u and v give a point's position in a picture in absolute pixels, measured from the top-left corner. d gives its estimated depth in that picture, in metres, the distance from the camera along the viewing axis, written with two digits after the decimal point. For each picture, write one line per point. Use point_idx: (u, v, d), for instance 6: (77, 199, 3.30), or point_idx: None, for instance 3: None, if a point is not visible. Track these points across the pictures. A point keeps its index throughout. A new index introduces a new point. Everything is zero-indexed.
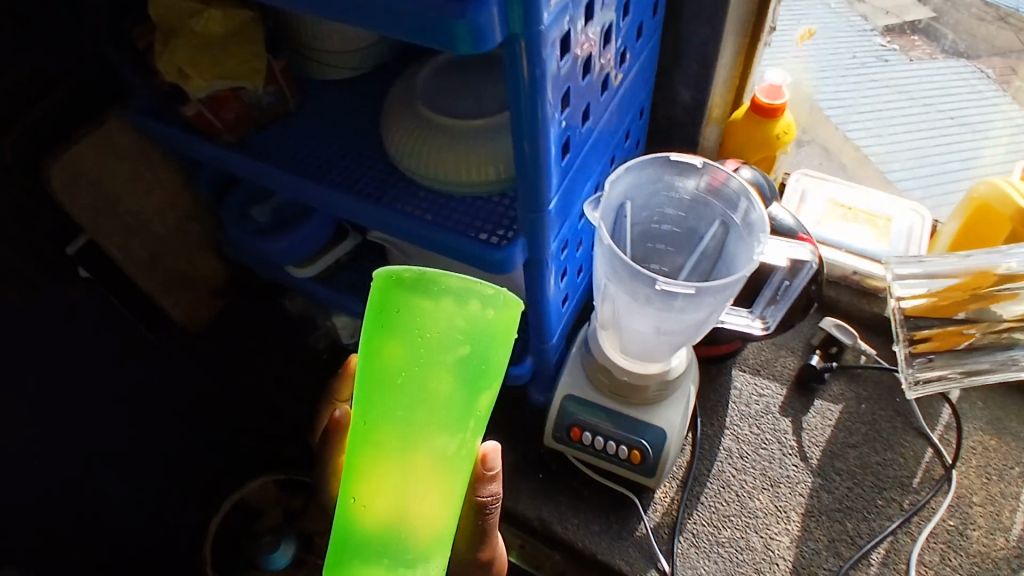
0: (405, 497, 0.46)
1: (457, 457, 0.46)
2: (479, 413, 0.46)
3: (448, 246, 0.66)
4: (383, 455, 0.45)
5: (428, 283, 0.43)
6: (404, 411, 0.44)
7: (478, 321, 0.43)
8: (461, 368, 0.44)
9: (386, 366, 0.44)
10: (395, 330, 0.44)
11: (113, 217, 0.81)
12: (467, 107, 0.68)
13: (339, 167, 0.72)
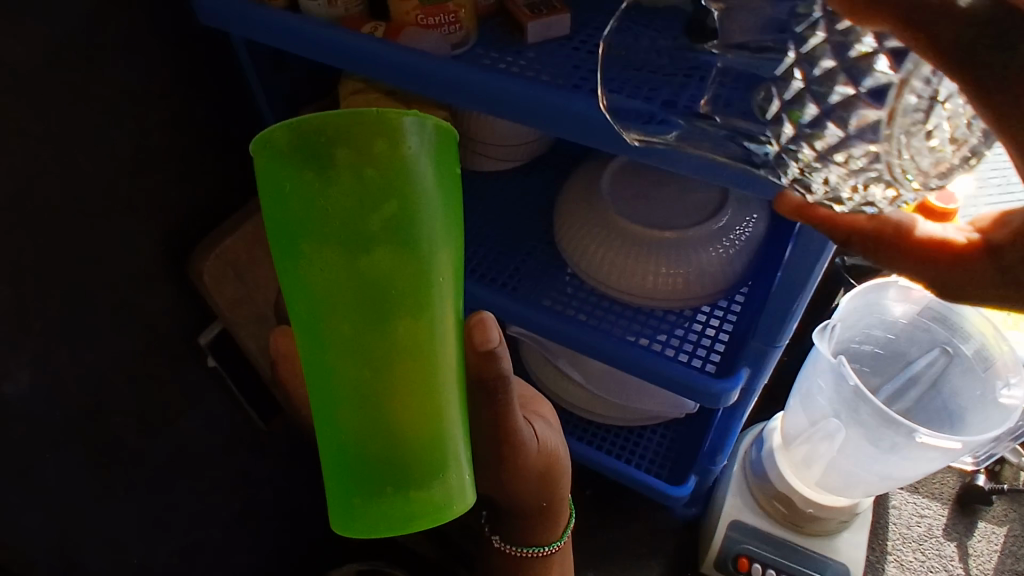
0: (387, 410, 0.37)
1: (430, 339, 0.37)
2: (442, 273, 0.36)
3: (639, 370, 0.61)
4: (343, 366, 0.37)
5: (303, 137, 0.32)
6: (340, 309, 0.35)
7: (395, 170, 0.33)
8: (394, 235, 0.34)
9: (308, 263, 0.35)
10: (297, 213, 0.34)
11: (250, 306, 0.76)
12: (664, 218, 0.63)
13: (528, 279, 0.68)
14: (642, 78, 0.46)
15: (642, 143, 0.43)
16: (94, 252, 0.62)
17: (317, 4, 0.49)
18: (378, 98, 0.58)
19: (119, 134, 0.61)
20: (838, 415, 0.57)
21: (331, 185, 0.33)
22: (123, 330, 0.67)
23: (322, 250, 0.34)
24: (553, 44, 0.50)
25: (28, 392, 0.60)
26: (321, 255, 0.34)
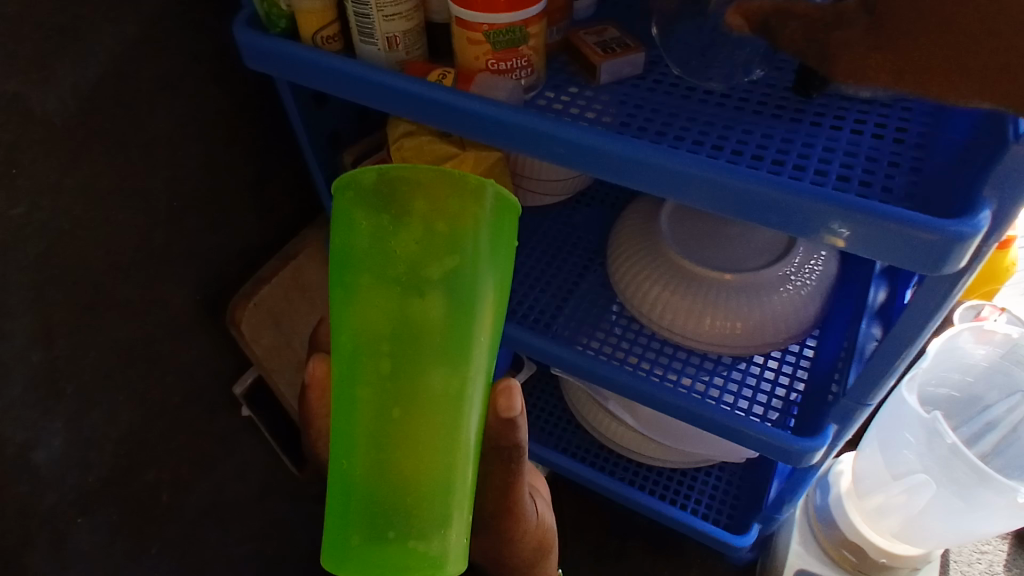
0: (396, 459, 0.33)
1: (462, 399, 0.33)
2: (483, 336, 0.34)
3: (710, 425, 0.56)
4: (364, 406, 0.33)
5: (390, 181, 0.32)
6: (379, 346, 0.33)
7: (467, 226, 0.32)
8: (450, 284, 0.32)
9: (360, 302, 0.33)
10: (359, 248, 0.33)
11: (287, 353, 0.73)
12: (730, 257, 0.59)
13: (572, 318, 0.64)
14: (731, 123, 0.43)
15: (745, 197, 0.38)
16: (128, 307, 0.60)
17: (377, 49, 0.45)
18: (428, 142, 0.55)
19: (158, 186, 0.58)
20: (926, 470, 0.55)
21: (401, 228, 0.32)
22: (157, 385, 0.66)
23: (376, 287, 0.33)
24: (626, 86, 0.47)
25: (60, 456, 0.60)
26: (372, 291, 0.33)
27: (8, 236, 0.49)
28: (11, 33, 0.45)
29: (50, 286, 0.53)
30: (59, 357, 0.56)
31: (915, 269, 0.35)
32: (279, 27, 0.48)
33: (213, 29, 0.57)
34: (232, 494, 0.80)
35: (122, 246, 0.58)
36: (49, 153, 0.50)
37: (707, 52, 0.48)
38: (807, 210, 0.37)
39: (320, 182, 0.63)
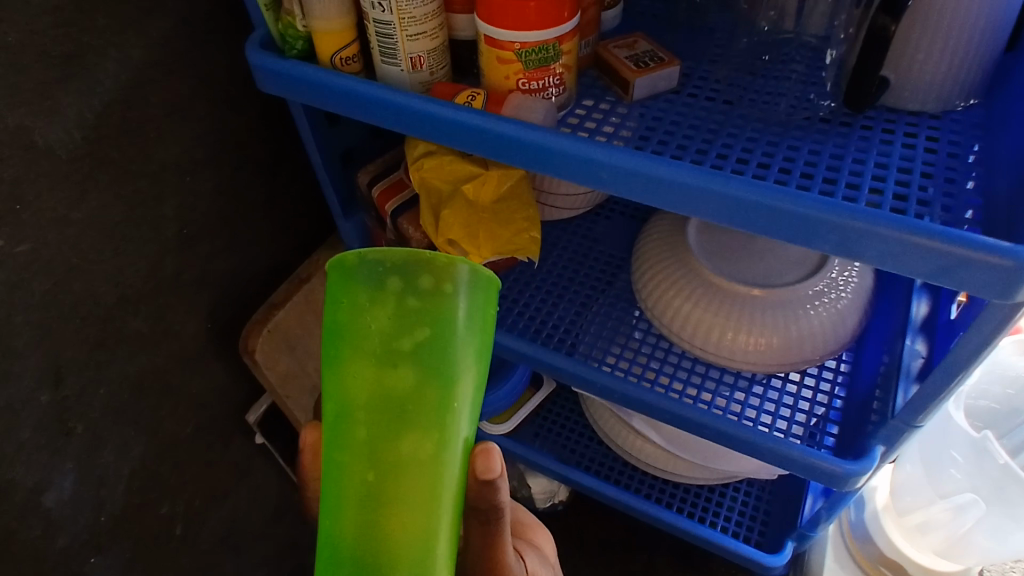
0: (373, 528, 0.30)
1: (441, 469, 0.30)
2: (463, 407, 0.31)
3: (749, 448, 0.53)
4: (342, 476, 0.30)
5: (376, 258, 0.30)
6: (355, 416, 0.30)
7: (441, 297, 0.30)
8: (425, 355, 0.30)
9: (342, 375, 0.31)
10: (335, 321, 0.31)
11: (302, 378, 0.70)
12: (763, 272, 0.57)
13: (590, 333, 0.62)
14: (776, 139, 0.41)
15: (768, 220, 0.36)
16: (139, 340, 0.58)
17: (400, 69, 0.43)
18: (451, 160, 0.53)
19: (166, 212, 0.56)
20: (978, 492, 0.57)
21: (374, 300, 0.30)
22: (169, 418, 0.64)
23: (351, 360, 0.30)
24: (661, 101, 0.45)
25: (71, 497, 0.57)
26: (347, 363, 0.30)
27: (13, 273, 0.47)
28: (13, 63, 0.43)
29: (59, 324, 0.51)
30: (68, 396, 0.54)
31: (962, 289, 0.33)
32: (295, 49, 0.46)
33: (221, 50, 0.55)
34: (245, 524, 0.77)
35: (131, 277, 0.55)
36: (56, 186, 0.47)
37: (742, 66, 0.47)
38: (843, 235, 0.34)
39: (334, 201, 0.61)
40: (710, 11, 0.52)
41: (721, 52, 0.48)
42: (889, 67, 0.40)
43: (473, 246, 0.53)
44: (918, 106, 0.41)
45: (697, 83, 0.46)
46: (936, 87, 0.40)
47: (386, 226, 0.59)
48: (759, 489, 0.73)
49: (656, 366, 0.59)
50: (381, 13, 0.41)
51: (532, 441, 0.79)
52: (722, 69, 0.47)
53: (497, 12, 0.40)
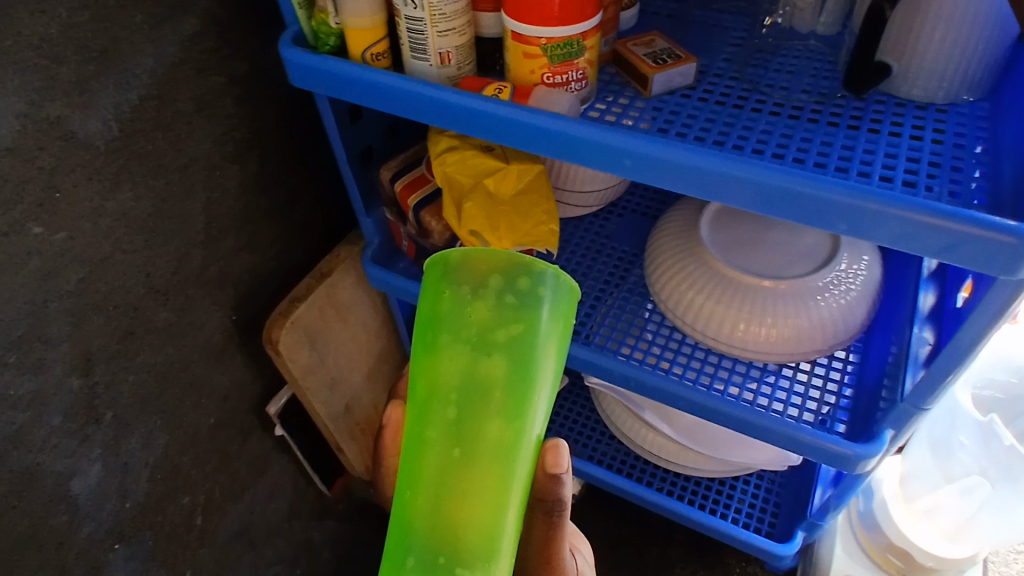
0: (452, 497, 0.34)
1: (517, 451, 0.34)
2: (541, 398, 0.34)
3: (761, 432, 0.54)
4: (429, 448, 0.34)
5: (477, 258, 0.34)
6: (448, 396, 0.34)
7: (535, 298, 0.34)
8: (517, 347, 0.33)
9: (436, 361, 0.34)
10: (437, 310, 0.35)
11: (322, 371, 0.72)
12: (774, 264, 0.59)
13: (605, 324, 0.63)
14: (789, 133, 0.43)
15: (789, 206, 0.38)
16: (166, 330, 0.59)
17: (429, 64, 0.45)
18: (473, 155, 0.55)
19: (195, 206, 0.57)
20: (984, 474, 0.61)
21: (477, 295, 0.34)
22: (192, 408, 0.65)
23: (449, 346, 0.34)
24: (678, 96, 0.47)
25: (97, 484, 0.59)
26: (444, 348, 0.34)
27: (49, 262, 0.49)
28: (53, 56, 0.44)
29: (91, 313, 0.53)
30: (98, 383, 0.55)
31: (971, 268, 0.35)
32: (327, 46, 0.48)
33: (250, 49, 0.57)
34: (263, 517, 0.79)
35: (161, 268, 0.57)
36: (92, 176, 0.49)
37: (755, 62, 0.49)
38: (869, 213, 0.36)
39: (356, 196, 0.62)
40: (722, 14, 0.54)
41: (734, 52, 0.50)
42: (892, 54, 0.43)
43: (493, 236, 0.55)
44: (926, 98, 0.43)
45: (711, 80, 0.48)
46: (943, 77, 0.42)
47: (409, 220, 0.60)
48: (770, 482, 0.75)
49: (671, 356, 0.61)
50: (412, 9, 0.43)
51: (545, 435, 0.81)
52: (735, 67, 0.49)
53: (523, 7, 0.41)
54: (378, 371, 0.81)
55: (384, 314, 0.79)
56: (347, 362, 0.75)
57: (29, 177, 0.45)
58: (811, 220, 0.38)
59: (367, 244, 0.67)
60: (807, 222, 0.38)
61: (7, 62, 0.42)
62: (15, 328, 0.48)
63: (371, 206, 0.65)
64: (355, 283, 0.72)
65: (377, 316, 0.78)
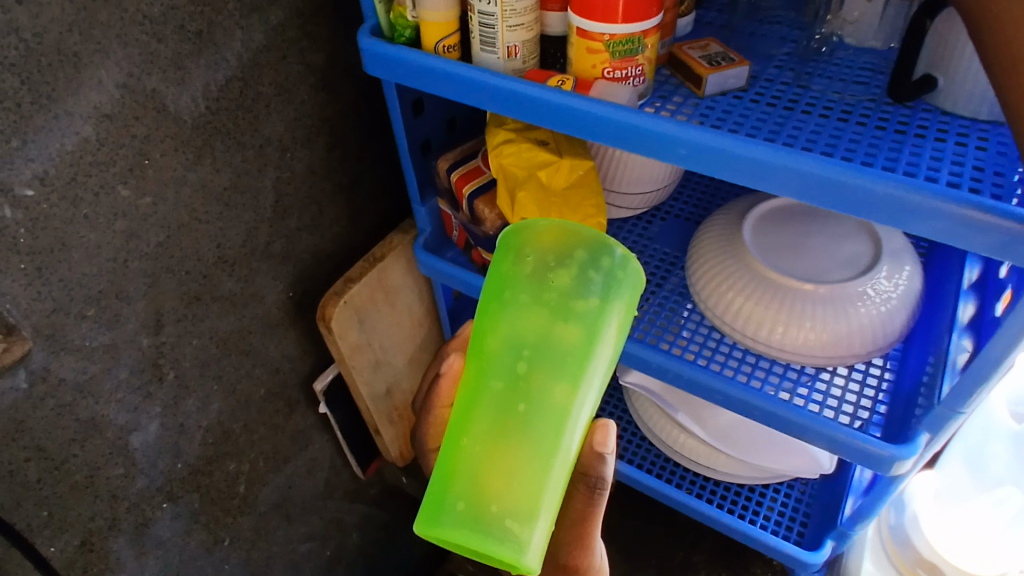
0: (508, 448, 0.36)
1: (573, 417, 0.36)
2: (601, 372, 0.37)
3: (797, 429, 0.56)
4: (492, 398, 0.36)
5: (565, 231, 0.36)
6: (520, 353, 0.36)
7: (615, 275, 0.36)
8: (592, 320, 0.35)
9: (511, 318, 0.36)
10: (518, 271, 0.36)
11: (367, 352, 0.75)
12: (814, 271, 0.60)
13: (644, 320, 0.65)
14: (838, 134, 0.45)
15: (842, 196, 0.40)
16: (230, 299, 0.63)
17: (497, 57, 0.48)
18: (529, 149, 0.58)
19: (267, 184, 0.62)
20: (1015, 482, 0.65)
21: (563, 264, 0.35)
22: (246, 377, 0.69)
23: (529, 307, 0.36)
24: (730, 97, 0.49)
25: (154, 441, 0.62)
26: (523, 306, 0.36)
27: (134, 224, 0.53)
28: (155, 34, 0.49)
29: (165, 276, 0.57)
30: (164, 343, 0.59)
31: (1006, 260, 0.36)
32: (403, 38, 0.51)
33: (328, 41, 0.61)
34: (301, 492, 0.82)
35: (231, 240, 0.61)
36: (178, 147, 0.53)
37: (807, 69, 0.51)
38: (912, 206, 0.38)
39: (414, 184, 0.66)
40: (778, 25, 0.56)
41: (787, 59, 0.53)
42: (940, 68, 0.45)
43: None
44: (972, 111, 0.45)
45: (763, 85, 0.50)
46: (988, 93, 0.44)
47: (462, 209, 0.64)
48: (801, 492, 0.75)
49: (710, 353, 0.62)
50: (485, 4, 0.46)
51: None
52: (788, 74, 0.51)
53: (590, 6, 0.44)
54: (419, 359, 0.84)
55: (428, 302, 0.82)
56: (391, 346, 0.78)
57: (123, 143, 0.50)
58: (863, 211, 0.39)
59: (420, 231, 0.70)
60: (853, 214, 0.40)
61: (114, 35, 0.47)
62: (97, 283, 0.52)
63: (426, 196, 0.68)
64: (404, 269, 0.75)
65: (422, 304, 0.81)
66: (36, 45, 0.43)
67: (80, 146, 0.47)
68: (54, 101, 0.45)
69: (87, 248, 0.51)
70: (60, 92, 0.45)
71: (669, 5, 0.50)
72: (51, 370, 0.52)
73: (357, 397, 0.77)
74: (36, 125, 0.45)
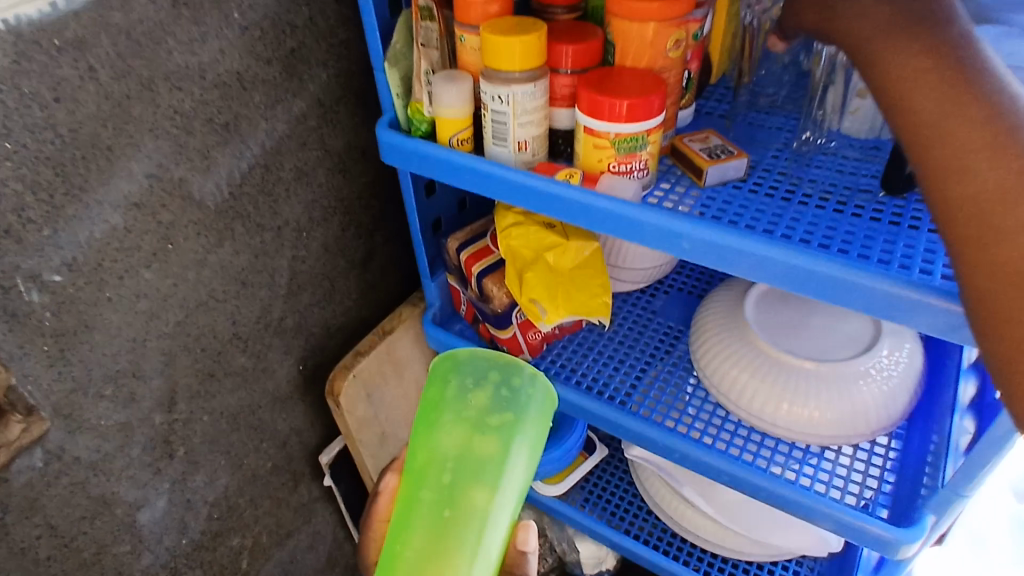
0: (438, 551, 0.39)
1: (495, 521, 0.39)
2: (520, 479, 0.40)
3: (802, 510, 0.56)
4: (423, 506, 0.40)
5: (480, 359, 0.42)
6: (446, 465, 0.40)
7: (526, 393, 0.41)
8: (507, 433, 0.40)
9: (438, 433, 0.41)
10: (443, 394, 0.41)
11: (374, 424, 0.75)
12: (817, 349, 0.62)
13: (649, 397, 0.66)
14: (834, 226, 0.47)
15: (837, 290, 0.41)
16: (242, 375, 0.64)
17: (508, 150, 0.51)
18: (537, 231, 0.60)
19: (283, 262, 0.64)
20: None
21: (479, 386, 0.41)
22: (254, 451, 0.69)
23: (452, 423, 0.40)
24: (730, 187, 0.52)
25: (161, 516, 0.63)
26: (447, 423, 0.40)
27: (154, 305, 0.54)
28: (184, 126, 0.51)
29: (181, 353, 0.58)
30: (176, 420, 0.60)
31: None
32: (419, 131, 0.54)
33: (347, 128, 0.64)
34: (302, 566, 0.81)
35: (245, 317, 0.62)
36: (201, 232, 0.55)
37: (806, 160, 0.54)
38: (903, 301, 0.40)
39: (424, 262, 0.68)
40: (775, 117, 0.59)
41: (783, 151, 0.55)
42: None
43: (552, 305, 0.59)
44: None
45: (760, 175, 0.53)
46: None
47: (470, 285, 0.65)
48: (810, 570, 0.73)
49: (715, 430, 0.63)
50: (498, 103, 0.49)
51: (582, 504, 0.81)
52: (784, 164, 0.54)
53: (597, 106, 0.47)
54: None
55: None
56: (398, 418, 0.79)
57: (149, 230, 0.52)
58: (856, 303, 0.41)
59: (428, 306, 0.72)
60: (849, 307, 0.42)
61: (146, 129, 0.49)
62: (116, 362, 0.54)
63: (435, 271, 0.70)
64: (412, 342, 0.77)
65: None
66: (72, 141, 0.45)
67: (109, 234, 0.50)
68: (86, 192, 0.47)
69: (110, 329, 0.52)
70: (93, 184, 0.47)
71: (670, 102, 0.53)
72: (67, 448, 0.53)
73: (363, 469, 0.77)
74: (67, 215, 0.47)
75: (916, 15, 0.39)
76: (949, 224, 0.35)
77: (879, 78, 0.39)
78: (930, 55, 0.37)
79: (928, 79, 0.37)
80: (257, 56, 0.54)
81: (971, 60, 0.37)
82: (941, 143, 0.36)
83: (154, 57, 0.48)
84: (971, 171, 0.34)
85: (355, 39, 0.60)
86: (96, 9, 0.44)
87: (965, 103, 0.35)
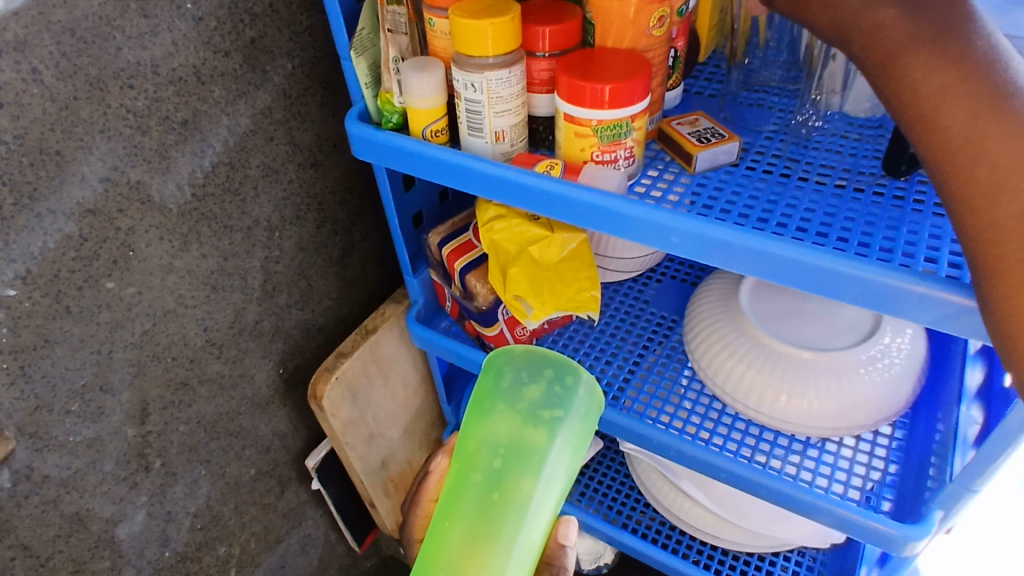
0: (481, 538, 0.37)
1: (538, 515, 0.38)
2: (565, 477, 0.39)
3: (805, 507, 0.54)
4: (470, 492, 0.38)
5: (536, 355, 0.40)
6: (494, 453, 0.38)
7: (578, 392, 0.39)
8: (559, 430, 0.38)
9: (488, 421, 0.39)
10: (496, 384, 0.39)
11: (361, 426, 0.73)
12: (816, 337, 0.59)
13: (644, 391, 0.64)
14: (833, 212, 0.45)
15: (842, 285, 0.39)
16: (218, 382, 0.62)
17: (484, 141, 0.48)
18: (519, 224, 0.57)
19: (255, 263, 0.61)
20: None
21: (534, 380, 0.39)
22: (236, 458, 0.67)
23: (503, 413, 0.38)
24: (721, 172, 0.49)
25: (141, 530, 0.60)
26: (499, 414, 0.38)
27: (117, 316, 0.52)
28: (139, 126, 0.48)
29: (151, 363, 0.55)
30: (150, 433, 0.58)
31: None
32: (391, 123, 0.51)
33: (317, 120, 0.60)
34: (294, 570, 0.79)
35: (219, 322, 0.60)
36: (164, 237, 0.52)
37: (801, 140, 0.51)
38: (914, 296, 0.37)
39: (405, 258, 0.65)
40: (765, 97, 0.56)
41: (778, 131, 0.53)
42: None
43: (538, 302, 0.57)
44: None
45: (754, 157, 0.50)
46: None
47: (453, 282, 0.63)
48: (812, 560, 0.72)
49: (713, 425, 0.61)
50: (472, 92, 0.46)
51: (578, 499, 0.79)
52: (779, 145, 0.51)
53: (577, 92, 0.44)
54: (414, 427, 0.82)
55: (423, 370, 0.80)
56: (386, 418, 0.77)
57: (107, 236, 0.49)
58: (860, 299, 0.39)
59: (412, 303, 0.69)
60: (854, 303, 0.39)
61: (97, 130, 0.46)
62: (80, 376, 0.51)
63: (417, 266, 0.67)
64: (397, 340, 0.74)
65: (416, 373, 0.79)
66: (18, 147, 0.42)
67: (63, 243, 0.47)
68: (37, 201, 0.44)
69: (71, 342, 0.49)
70: (43, 191, 0.44)
71: (657, 83, 0.50)
72: (35, 468, 0.51)
73: (351, 471, 0.75)
74: (18, 226, 0.44)
75: (938, 15, 0.35)
76: (985, 248, 0.33)
77: (903, 93, 0.35)
78: (960, 68, 0.34)
79: (962, 95, 0.33)
80: (214, 48, 0.50)
81: (1001, 73, 0.33)
82: (982, 165, 0.33)
83: (101, 54, 0.44)
84: (1014, 196, 0.32)
85: (321, 26, 0.57)
86: (34, 4, 0.40)
87: (1002, 121, 0.32)
